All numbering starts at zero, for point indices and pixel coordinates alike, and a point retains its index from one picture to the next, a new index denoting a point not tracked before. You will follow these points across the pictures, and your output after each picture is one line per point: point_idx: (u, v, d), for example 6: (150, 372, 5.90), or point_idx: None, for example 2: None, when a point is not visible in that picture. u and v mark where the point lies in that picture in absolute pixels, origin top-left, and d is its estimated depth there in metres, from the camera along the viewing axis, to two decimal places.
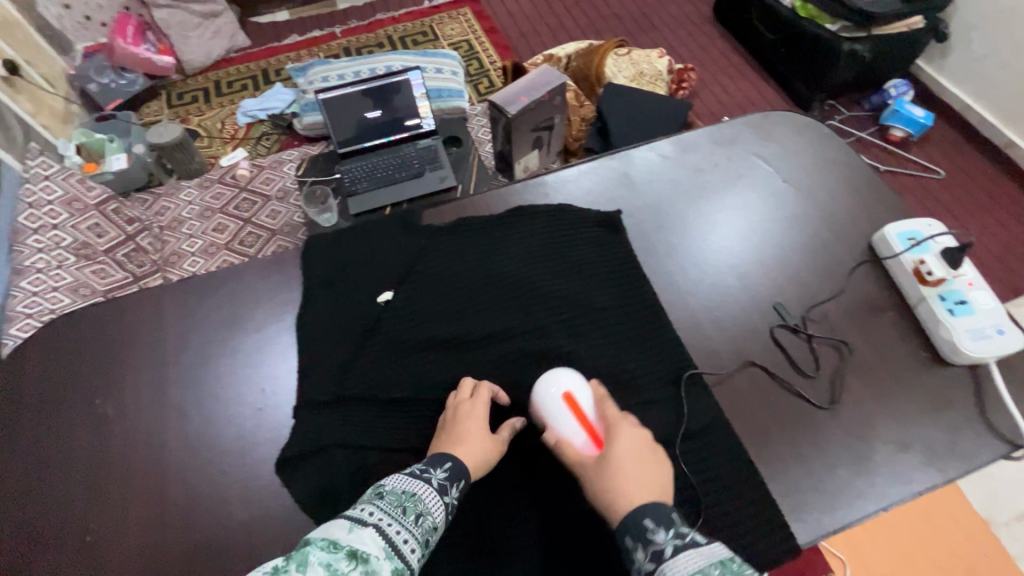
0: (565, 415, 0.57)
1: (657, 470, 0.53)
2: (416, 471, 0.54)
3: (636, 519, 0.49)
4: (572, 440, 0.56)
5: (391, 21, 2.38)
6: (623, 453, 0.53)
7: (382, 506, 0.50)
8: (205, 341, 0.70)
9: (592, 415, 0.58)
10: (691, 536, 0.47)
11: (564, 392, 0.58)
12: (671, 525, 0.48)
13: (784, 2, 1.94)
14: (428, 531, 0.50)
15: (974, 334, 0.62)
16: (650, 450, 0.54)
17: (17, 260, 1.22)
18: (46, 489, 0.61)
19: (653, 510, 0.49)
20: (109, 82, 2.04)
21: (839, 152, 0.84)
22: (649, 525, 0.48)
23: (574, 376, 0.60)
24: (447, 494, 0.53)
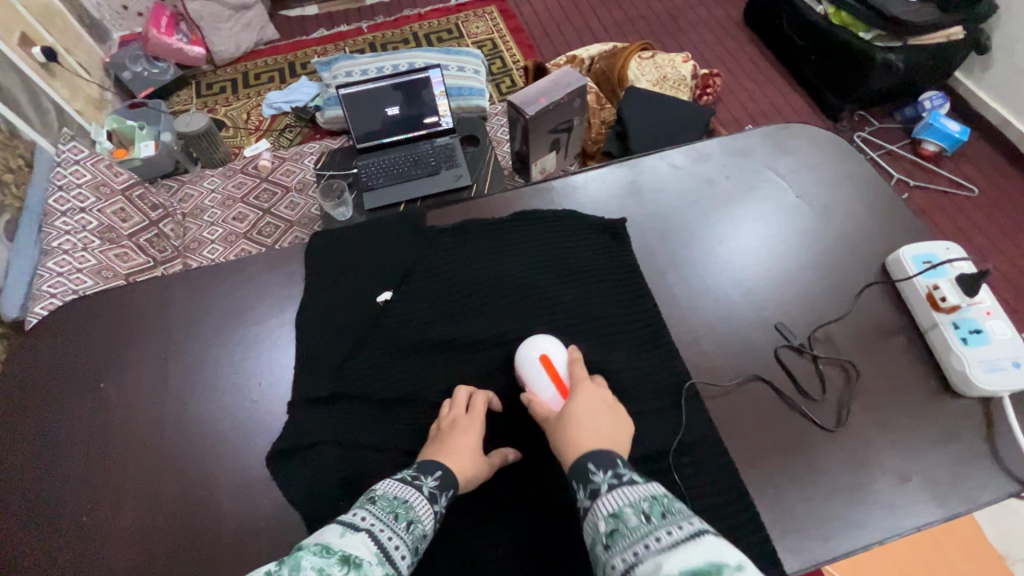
0: (539, 373, 0.61)
1: (611, 424, 0.56)
2: (408, 478, 0.54)
3: (580, 463, 0.51)
4: (542, 396, 0.60)
5: (417, 17, 2.39)
6: (580, 407, 0.56)
7: (373, 511, 0.49)
8: (207, 331, 0.72)
9: (564, 374, 0.61)
10: (629, 476, 0.49)
11: (541, 353, 0.62)
12: (611, 467, 0.50)
13: (817, 8, 1.89)
14: (418, 538, 0.50)
15: (988, 365, 0.60)
16: (611, 408, 0.57)
17: (45, 242, 1.26)
18: (47, 468, 0.63)
19: (598, 456, 0.51)
20: (141, 71, 2.11)
21: (859, 167, 0.81)
22: (590, 468, 0.50)
23: (552, 339, 0.63)
24: (437, 503, 0.53)
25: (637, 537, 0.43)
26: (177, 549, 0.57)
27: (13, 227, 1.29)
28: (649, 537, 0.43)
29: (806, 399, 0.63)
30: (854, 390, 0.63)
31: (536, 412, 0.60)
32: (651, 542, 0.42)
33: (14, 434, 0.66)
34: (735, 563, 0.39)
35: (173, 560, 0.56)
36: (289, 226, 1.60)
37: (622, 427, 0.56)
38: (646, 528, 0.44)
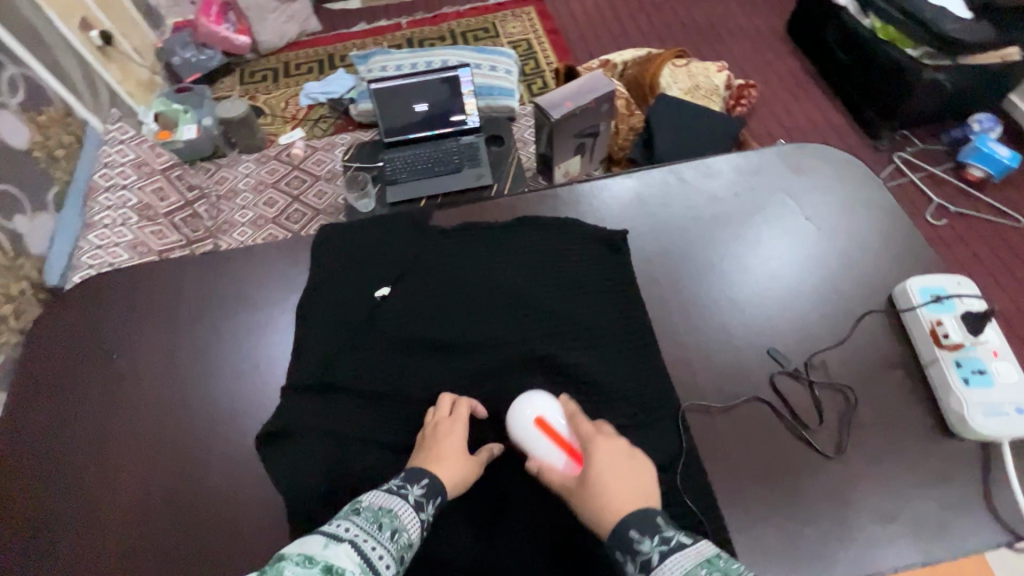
0: (540, 440, 0.58)
1: (639, 478, 0.53)
2: (393, 487, 0.54)
3: (620, 531, 0.48)
4: (553, 463, 0.56)
5: (455, 15, 2.42)
6: (600, 463, 0.53)
7: (358, 522, 0.49)
8: (213, 313, 0.75)
9: (566, 433, 0.58)
10: (676, 538, 0.47)
11: (536, 416, 0.59)
12: (657, 532, 0.47)
13: (863, 21, 1.82)
14: (403, 547, 0.50)
15: (987, 409, 0.58)
16: (629, 454, 0.55)
17: (88, 216, 1.33)
18: (58, 429, 0.68)
19: (638, 520, 0.48)
20: (190, 57, 2.19)
21: (876, 193, 0.78)
22: (634, 537, 0.48)
23: (544, 397, 0.60)
24: (423, 511, 0.53)
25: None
26: (169, 517, 0.61)
27: (60, 199, 1.37)
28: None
29: (801, 423, 0.62)
30: (848, 421, 0.61)
31: (555, 484, 0.56)
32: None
33: (35, 397, 0.71)
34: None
35: (166, 527, 0.60)
36: (315, 215, 1.58)
37: (648, 471, 0.54)
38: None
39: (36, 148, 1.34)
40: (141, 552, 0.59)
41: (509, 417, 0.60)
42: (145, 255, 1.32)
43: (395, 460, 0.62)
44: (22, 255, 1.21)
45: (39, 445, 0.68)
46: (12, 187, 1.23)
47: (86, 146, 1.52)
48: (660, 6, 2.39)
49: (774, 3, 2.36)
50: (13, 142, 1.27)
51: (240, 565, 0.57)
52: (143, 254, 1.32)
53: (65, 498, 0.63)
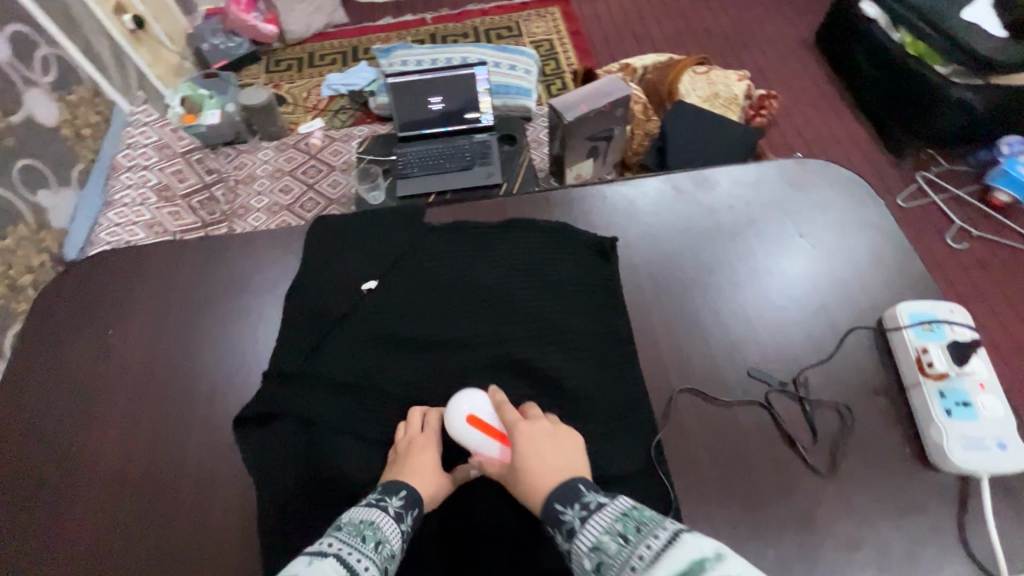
0: (474, 436, 0.60)
1: (567, 451, 0.56)
2: (373, 502, 0.55)
3: (549, 507, 0.52)
4: (488, 454, 0.59)
5: (480, 12, 2.42)
6: (526, 448, 0.56)
7: (340, 537, 0.51)
8: (207, 297, 0.78)
9: (496, 423, 0.61)
10: (595, 501, 0.50)
11: (467, 415, 0.60)
12: (578, 500, 0.51)
13: (893, 35, 1.77)
14: (388, 557, 0.51)
15: (968, 442, 0.57)
16: (552, 433, 0.58)
17: (109, 193, 1.37)
18: (52, 398, 0.72)
19: (561, 492, 0.52)
20: (219, 44, 2.23)
21: (876, 215, 0.78)
22: (559, 508, 0.51)
23: (474, 394, 0.62)
24: (403, 521, 0.55)
25: (622, 563, 0.44)
26: (154, 492, 0.63)
27: (84, 176, 1.41)
28: (633, 558, 0.43)
29: (793, 439, 0.61)
30: (830, 445, 0.60)
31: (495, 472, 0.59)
32: (638, 560, 0.43)
33: (39, 369, 0.75)
34: (715, 554, 0.40)
35: (148, 501, 0.63)
36: (330, 205, 1.59)
37: (570, 444, 0.57)
38: (627, 549, 0.45)
39: (64, 126, 1.38)
40: (125, 523, 0.62)
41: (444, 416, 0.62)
42: (162, 235, 1.36)
43: (368, 452, 0.63)
44: (44, 227, 1.24)
45: (39, 415, 0.71)
46: (39, 162, 1.27)
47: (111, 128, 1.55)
48: (686, 12, 2.36)
49: (804, 13, 2.31)
50: (43, 120, 1.31)
51: (215, 543, 0.59)
52: (160, 233, 1.34)
53: (59, 466, 0.66)
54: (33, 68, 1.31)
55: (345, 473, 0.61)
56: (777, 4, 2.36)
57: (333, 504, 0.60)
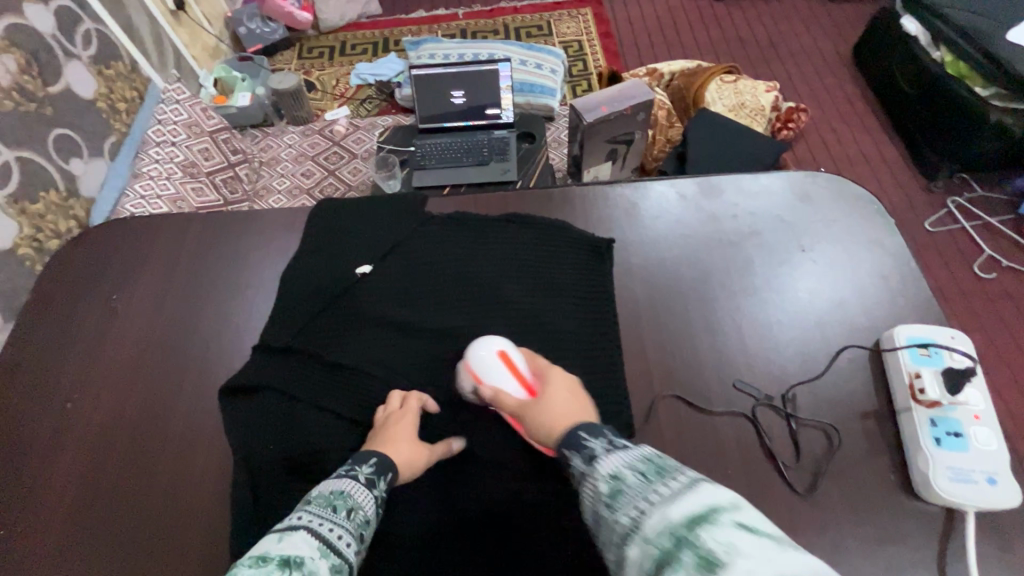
0: (501, 369, 0.58)
1: (586, 404, 0.56)
2: (344, 470, 0.54)
3: (572, 434, 0.50)
4: (511, 392, 0.57)
5: (512, 10, 2.42)
6: (553, 388, 0.56)
7: (311, 509, 0.50)
8: (207, 269, 0.81)
9: (524, 366, 0.60)
10: (621, 441, 0.47)
11: (498, 349, 0.60)
12: (603, 435, 0.49)
13: (933, 54, 1.71)
14: (361, 525, 0.51)
15: (956, 474, 0.55)
16: (576, 385, 0.58)
17: (136, 166, 1.27)
18: (54, 356, 0.75)
19: (588, 425, 0.50)
20: (255, 28, 2.26)
21: (886, 235, 0.75)
22: (583, 436, 0.49)
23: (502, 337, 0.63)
24: (375, 488, 0.54)
25: (636, 494, 0.40)
26: (142, 459, 0.65)
27: (116, 149, 1.27)
28: (647, 494, 0.40)
29: (775, 454, 0.60)
30: (815, 463, 0.59)
31: (511, 409, 0.57)
32: (653, 496, 0.39)
33: (47, 334, 0.78)
34: (734, 506, 0.36)
35: (132, 462, 0.65)
36: (348, 191, 1.58)
37: (588, 400, 0.57)
38: (644, 485, 0.41)
39: (100, 99, 1.26)
40: (111, 487, 0.64)
41: (471, 351, 0.61)
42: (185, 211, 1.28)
43: (346, 432, 0.64)
44: (73, 194, 1.12)
45: (40, 377, 0.73)
46: (74, 132, 1.16)
47: (143, 104, 1.43)
48: (720, 20, 2.32)
49: (842, 27, 2.25)
50: (80, 92, 1.20)
51: (194, 512, 0.61)
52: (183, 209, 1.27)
53: (56, 427, 0.69)
54: (73, 41, 1.22)
55: (320, 451, 0.62)
56: (814, 16, 2.30)
57: (306, 482, 0.61)
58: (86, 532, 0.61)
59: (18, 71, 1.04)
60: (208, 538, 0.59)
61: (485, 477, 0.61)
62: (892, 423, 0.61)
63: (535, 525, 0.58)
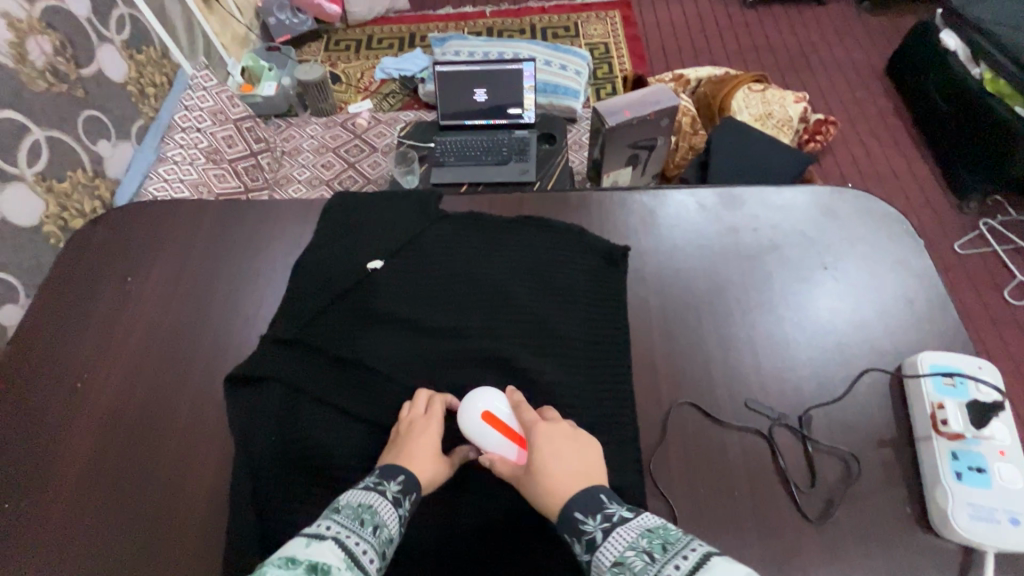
0: (489, 434, 0.57)
1: (580, 459, 0.53)
2: (371, 484, 0.53)
3: (566, 515, 0.49)
4: (508, 454, 0.56)
5: (539, 10, 2.40)
6: (544, 447, 0.53)
7: (338, 519, 0.48)
8: (221, 257, 0.81)
9: (513, 423, 0.58)
10: (618, 514, 0.47)
11: (483, 411, 0.58)
12: (599, 511, 0.48)
13: (973, 70, 1.66)
14: (385, 542, 0.49)
15: (975, 511, 0.52)
16: (573, 436, 0.55)
17: (162, 150, 1.28)
18: (69, 334, 0.76)
19: (582, 500, 0.49)
20: (285, 19, 2.27)
21: (913, 256, 0.73)
22: (579, 518, 0.48)
23: (486, 391, 0.59)
24: (400, 506, 0.52)
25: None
26: (144, 442, 0.66)
27: (143, 133, 1.29)
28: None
29: (788, 478, 0.58)
30: (836, 491, 0.57)
31: (507, 476, 0.55)
32: None
33: (62, 313, 0.79)
34: None
35: (137, 443, 0.66)
36: (368, 184, 1.56)
37: (590, 448, 0.55)
38: (654, 567, 0.41)
39: (130, 84, 1.28)
40: (113, 469, 0.64)
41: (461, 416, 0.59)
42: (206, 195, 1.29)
43: (347, 427, 0.63)
44: (100, 176, 1.14)
45: (52, 355, 0.75)
46: (103, 114, 1.17)
47: (171, 89, 1.44)
48: (751, 27, 2.28)
49: (877, 40, 2.19)
50: (112, 76, 1.22)
51: (192, 498, 0.61)
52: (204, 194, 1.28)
53: (64, 406, 0.70)
54: (107, 25, 1.23)
55: (322, 446, 0.61)
56: (849, 27, 2.24)
57: (305, 476, 0.60)
58: (84, 512, 0.61)
59: (54, 53, 1.06)
60: (203, 526, 0.59)
61: (483, 482, 0.60)
62: (909, 452, 0.59)
63: (532, 533, 0.57)
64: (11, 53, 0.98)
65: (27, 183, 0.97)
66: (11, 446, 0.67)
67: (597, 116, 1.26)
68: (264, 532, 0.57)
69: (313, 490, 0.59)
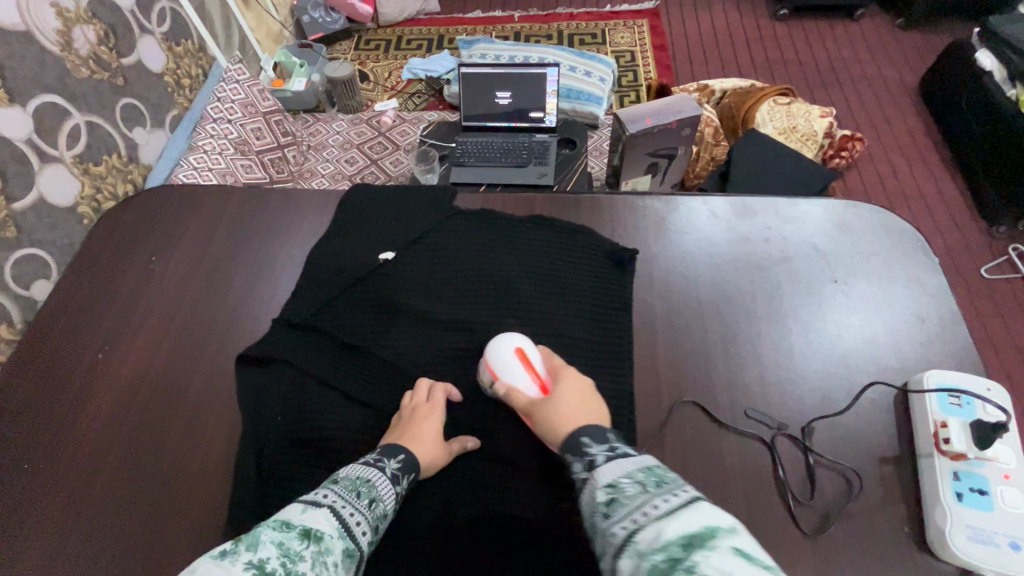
0: (515, 367, 0.60)
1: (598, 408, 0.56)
2: (371, 460, 0.55)
3: (575, 439, 0.51)
4: (522, 390, 0.59)
5: (568, 17, 2.42)
6: (565, 388, 0.58)
7: (336, 490, 0.50)
8: (240, 243, 0.84)
9: (540, 366, 0.61)
10: (622, 449, 0.49)
11: (517, 347, 0.61)
12: (606, 442, 0.50)
13: (1008, 91, 1.62)
14: (379, 517, 0.51)
15: (975, 534, 0.51)
16: (591, 391, 0.59)
17: (193, 139, 1.32)
18: (93, 309, 0.80)
19: (592, 430, 0.52)
20: (318, 17, 2.33)
21: (926, 273, 0.72)
22: (585, 442, 0.51)
23: (523, 334, 0.64)
24: (398, 483, 0.54)
25: (634, 505, 0.42)
26: (156, 418, 0.68)
27: (177, 122, 1.34)
28: (646, 505, 0.42)
29: (786, 487, 0.58)
30: (837, 503, 0.56)
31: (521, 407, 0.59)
32: (650, 510, 0.41)
33: (86, 291, 0.82)
34: (731, 528, 0.38)
35: (150, 416, 0.68)
36: (389, 182, 1.57)
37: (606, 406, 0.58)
38: (643, 495, 0.43)
39: (168, 74, 1.33)
40: (124, 442, 0.67)
41: (493, 344, 0.63)
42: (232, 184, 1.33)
43: (349, 412, 0.65)
44: (133, 161, 1.18)
45: (75, 329, 0.78)
46: (140, 102, 1.22)
47: (205, 81, 1.49)
48: (781, 41, 2.25)
49: (910, 57, 2.15)
50: (150, 66, 1.27)
51: (198, 473, 0.63)
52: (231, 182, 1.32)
53: (83, 380, 0.73)
54: (149, 17, 1.28)
55: (325, 430, 0.63)
56: (882, 43, 2.21)
57: (306, 457, 0.62)
58: (97, 480, 0.64)
59: (97, 42, 1.11)
60: (206, 503, 0.61)
61: (479, 474, 0.61)
62: (910, 470, 0.58)
63: (523, 528, 0.57)
64: (58, 41, 1.02)
65: (64, 165, 1.01)
66: (30, 416, 0.70)
67: (618, 122, 1.26)
68: (263, 510, 0.58)
69: (314, 472, 0.61)
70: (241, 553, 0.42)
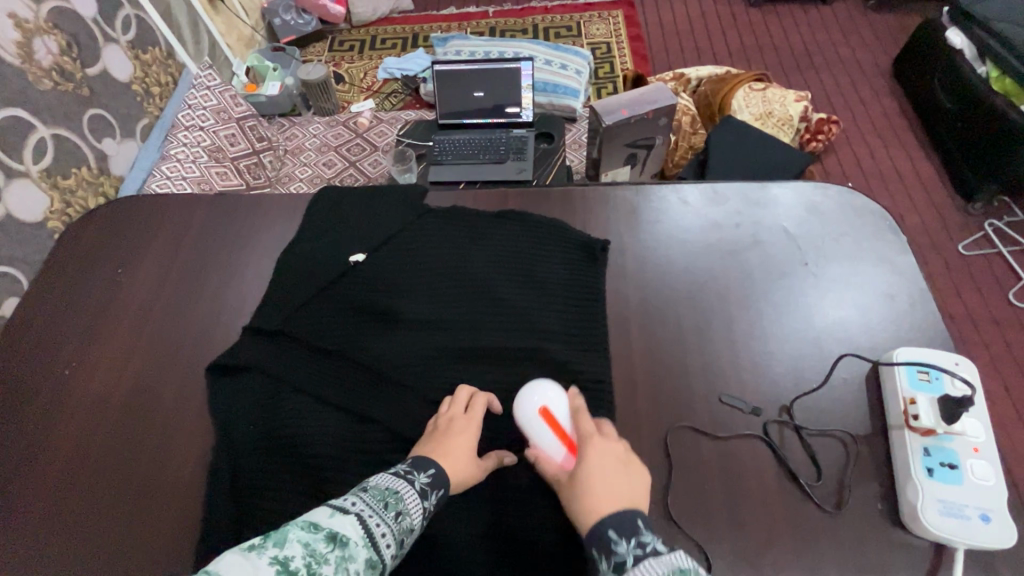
0: (544, 432, 0.56)
1: (629, 486, 0.50)
2: (401, 472, 0.53)
3: (599, 530, 0.47)
4: (551, 454, 0.56)
5: (542, 10, 2.40)
6: (593, 465, 0.51)
7: (365, 498, 0.49)
8: (211, 249, 0.83)
9: (568, 427, 0.57)
10: (653, 546, 0.44)
11: (540, 406, 0.58)
12: (635, 535, 0.45)
13: (978, 69, 1.64)
14: (405, 530, 0.49)
15: (946, 509, 0.52)
16: (624, 462, 0.52)
17: (165, 148, 1.30)
18: (59, 323, 0.78)
19: (617, 520, 0.47)
20: (290, 20, 2.29)
21: (895, 251, 0.72)
22: (611, 536, 0.46)
23: (548, 386, 0.59)
24: (427, 499, 0.52)
25: None
26: (126, 431, 0.67)
27: (147, 131, 1.31)
28: None
29: (795, 473, 0.57)
30: (846, 485, 0.56)
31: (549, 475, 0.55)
32: None
33: (53, 306, 0.80)
34: None
35: (121, 430, 0.67)
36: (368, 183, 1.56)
37: (640, 480, 0.51)
38: None
39: (136, 82, 1.30)
40: (95, 455, 0.65)
41: (515, 398, 0.59)
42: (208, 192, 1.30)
43: (326, 416, 0.64)
44: (104, 173, 1.16)
45: (41, 344, 0.76)
46: (107, 112, 1.19)
47: (176, 88, 1.45)
48: (756, 27, 2.26)
49: (881, 38, 2.17)
50: (117, 74, 1.24)
51: (172, 485, 0.62)
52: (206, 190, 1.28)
53: (51, 397, 0.71)
54: (114, 25, 1.25)
55: (299, 435, 0.62)
56: (855, 27, 2.22)
57: (282, 466, 0.61)
58: (67, 495, 0.63)
59: (60, 52, 1.08)
60: (180, 516, 0.60)
61: None
62: (883, 446, 0.58)
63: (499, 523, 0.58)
64: (18, 52, 1.00)
65: (31, 179, 0.99)
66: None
67: (594, 114, 1.25)
68: (238, 520, 0.58)
69: (292, 480, 0.60)
70: (268, 548, 0.41)
